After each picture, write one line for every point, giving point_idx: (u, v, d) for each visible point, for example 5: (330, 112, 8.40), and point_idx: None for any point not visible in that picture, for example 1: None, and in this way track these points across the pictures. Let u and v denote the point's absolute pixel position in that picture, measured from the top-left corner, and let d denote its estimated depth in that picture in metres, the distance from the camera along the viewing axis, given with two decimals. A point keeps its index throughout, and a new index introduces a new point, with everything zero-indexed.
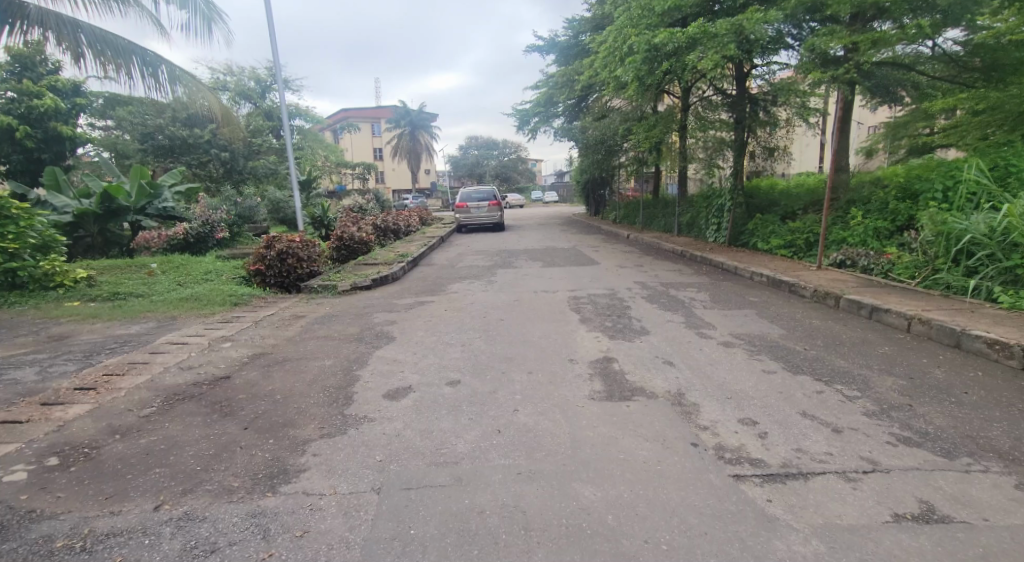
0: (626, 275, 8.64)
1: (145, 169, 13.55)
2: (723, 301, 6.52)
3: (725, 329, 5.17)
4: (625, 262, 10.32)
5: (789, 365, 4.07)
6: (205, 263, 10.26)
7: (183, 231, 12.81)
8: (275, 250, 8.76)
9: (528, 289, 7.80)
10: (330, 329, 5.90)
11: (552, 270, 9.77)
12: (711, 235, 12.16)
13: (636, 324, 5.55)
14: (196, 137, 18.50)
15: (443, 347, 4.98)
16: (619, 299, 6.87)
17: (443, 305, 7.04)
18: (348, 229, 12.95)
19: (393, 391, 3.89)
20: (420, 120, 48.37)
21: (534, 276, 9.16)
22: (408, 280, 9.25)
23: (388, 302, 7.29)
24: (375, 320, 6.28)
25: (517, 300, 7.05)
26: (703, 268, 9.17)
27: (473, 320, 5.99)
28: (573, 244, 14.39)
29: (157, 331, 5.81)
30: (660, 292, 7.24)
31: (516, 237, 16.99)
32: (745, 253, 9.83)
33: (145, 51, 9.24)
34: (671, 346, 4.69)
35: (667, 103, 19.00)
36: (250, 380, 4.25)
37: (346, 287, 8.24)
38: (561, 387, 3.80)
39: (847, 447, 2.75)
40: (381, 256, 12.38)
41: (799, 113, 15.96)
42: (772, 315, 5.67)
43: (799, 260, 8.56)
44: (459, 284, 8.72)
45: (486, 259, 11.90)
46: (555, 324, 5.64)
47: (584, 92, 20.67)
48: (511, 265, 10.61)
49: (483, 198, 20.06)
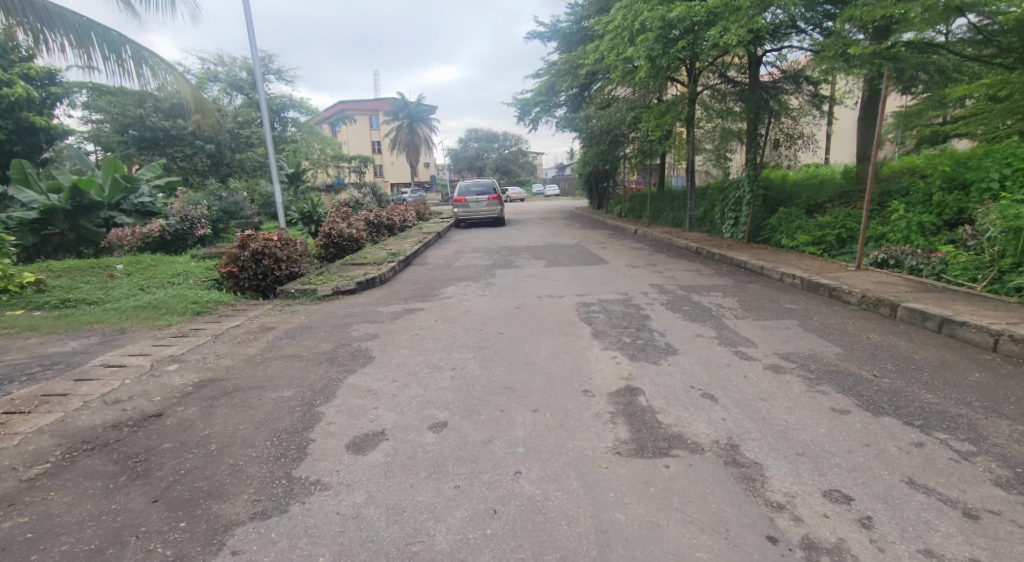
0: (639, 277, 7.77)
1: (120, 162, 12.84)
2: (755, 309, 5.66)
3: (768, 347, 4.31)
4: (635, 261, 9.47)
5: (864, 401, 3.21)
6: (178, 263, 9.45)
7: (159, 228, 11.96)
8: (249, 250, 7.92)
9: (531, 293, 6.95)
10: (300, 345, 5.06)
11: (556, 270, 8.92)
12: (727, 232, 11.27)
13: (659, 340, 4.69)
14: (180, 128, 17.87)
15: (428, 371, 4.13)
16: (635, 306, 6.01)
17: (434, 313, 6.19)
18: (337, 225, 12.12)
19: (362, 440, 3.04)
20: (418, 113, 47.47)
21: (537, 277, 8.31)
22: (398, 282, 8.41)
23: (372, 310, 6.44)
24: (354, 333, 5.43)
25: (518, 308, 6.19)
26: (723, 268, 8.30)
27: (467, 334, 5.15)
28: (578, 240, 13.52)
29: (97, 349, 4.98)
30: (680, 297, 6.38)
31: (517, 233, 16.14)
32: (768, 251, 8.96)
33: (105, 29, 8.03)
34: (707, 371, 3.83)
35: (674, 92, 18.13)
36: (185, 422, 3.40)
37: (328, 291, 7.40)
38: (577, 435, 2.94)
39: (1000, 551, 1.90)
40: (372, 254, 11.54)
41: (814, 101, 15.12)
42: (819, 328, 4.80)
43: (833, 259, 7.69)
44: (454, 287, 7.88)
45: (484, 257, 11.05)
46: (564, 340, 4.78)
47: (588, 80, 19.75)
48: (511, 265, 9.78)
49: (482, 192, 19.18)
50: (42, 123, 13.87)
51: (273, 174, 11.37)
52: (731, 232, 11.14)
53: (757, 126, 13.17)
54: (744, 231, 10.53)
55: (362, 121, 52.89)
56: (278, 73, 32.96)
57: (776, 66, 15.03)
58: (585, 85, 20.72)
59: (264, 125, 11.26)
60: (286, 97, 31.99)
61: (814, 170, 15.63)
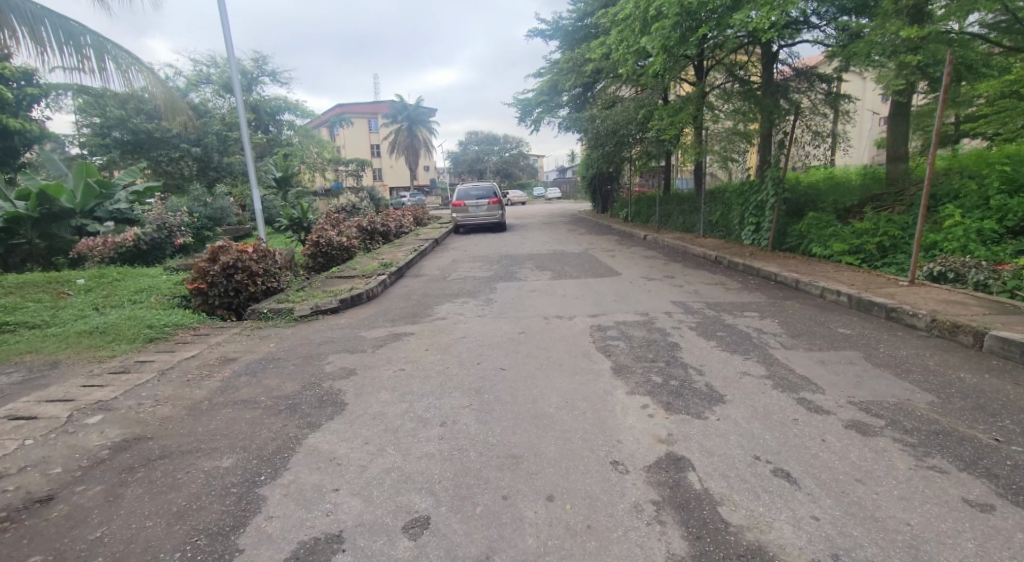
0: (658, 293, 6.90)
1: (93, 166, 12.07)
2: (805, 335, 4.78)
3: (838, 392, 3.44)
4: (650, 272, 8.59)
5: (1005, 487, 2.33)
6: (148, 276, 8.59)
7: (133, 237, 11.11)
8: (220, 264, 7.09)
9: (536, 314, 6.09)
10: (261, 386, 4.19)
11: (563, 283, 8.06)
12: (748, 239, 10.38)
13: (697, 380, 3.82)
14: (164, 130, 17.10)
15: (411, 428, 3.26)
16: (660, 332, 5.13)
17: (424, 340, 5.31)
18: (326, 233, 11.31)
19: (311, 554, 2.17)
20: (418, 115, 46.68)
21: (543, 291, 7.44)
22: (387, 298, 7.55)
23: (354, 336, 5.58)
24: (327, 367, 4.56)
25: (523, 334, 5.31)
26: (751, 281, 7.42)
27: (462, 370, 4.28)
28: (584, 248, 12.64)
29: (12, 391, 4.09)
30: (710, 319, 5.51)
31: (519, 239, 15.27)
32: (798, 261, 8.07)
33: (62, 17, 7.08)
34: (772, 430, 2.96)
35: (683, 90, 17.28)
36: (79, 512, 2.53)
37: (306, 311, 6.55)
38: (612, 550, 2.08)
39: None
40: (363, 263, 10.69)
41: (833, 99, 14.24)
42: (891, 363, 3.93)
43: (878, 272, 6.80)
44: (450, 304, 7.01)
45: (484, 268, 10.17)
46: (579, 380, 3.90)
47: (591, 78, 18.94)
48: (513, 276, 8.93)
49: (482, 195, 18.32)
50: (14, 124, 13.06)
51: (252, 179, 10.38)
52: (752, 239, 10.26)
53: (775, 123, 12.27)
54: (767, 238, 9.63)
55: (361, 124, 52.14)
56: (273, 75, 32.20)
57: (790, 64, 14.24)
58: (588, 84, 19.89)
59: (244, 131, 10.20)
60: (281, 99, 31.18)
61: (834, 171, 14.74)
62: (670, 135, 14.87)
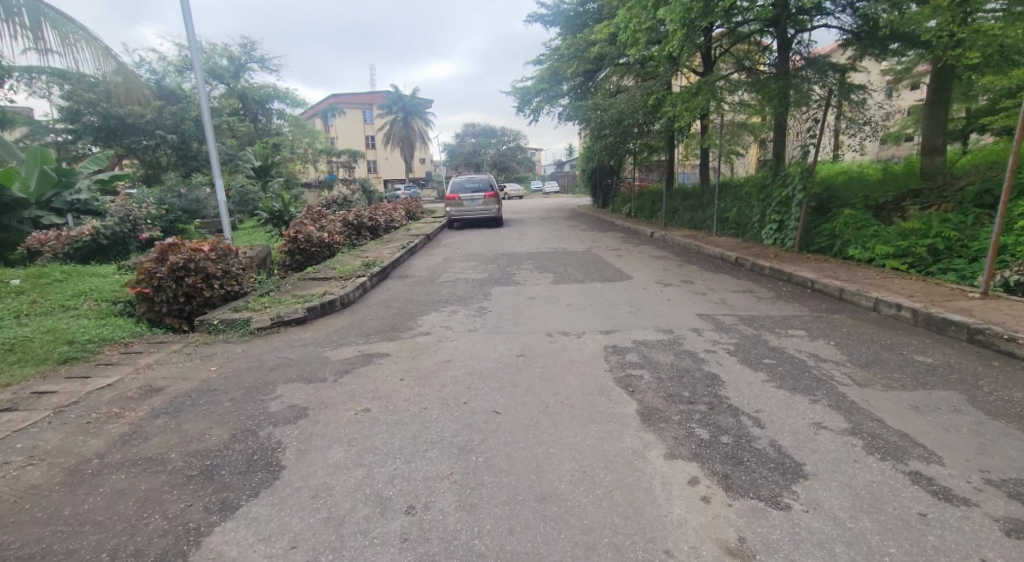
0: (678, 303, 5.93)
1: (49, 152, 11.00)
2: (877, 366, 3.82)
3: (960, 462, 2.49)
4: (665, 276, 7.62)
5: None
6: (96, 276, 7.55)
7: (91, 231, 10.09)
8: (167, 266, 6.09)
9: (538, 330, 5.12)
10: (178, 433, 3.19)
11: (566, 288, 7.10)
12: (769, 239, 9.43)
13: (757, 434, 2.85)
14: (137, 115, 16.00)
15: (365, 517, 2.28)
16: (692, 357, 4.16)
17: (401, 364, 4.33)
18: (306, 228, 10.38)
19: None
20: (413, 106, 45.51)
21: (544, 298, 6.46)
22: (365, 305, 6.56)
23: (316, 357, 4.61)
24: (272, 405, 3.57)
25: (522, 357, 4.34)
26: (783, 289, 6.46)
27: (443, 413, 3.30)
28: (587, 246, 11.67)
29: None
30: (748, 338, 4.55)
31: (517, 235, 14.29)
32: (833, 266, 7.13)
33: None
34: (894, 538, 2.00)
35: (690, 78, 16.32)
36: None
37: (265, 322, 5.56)
38: None
39: None
40: (344, 262, 9.70)
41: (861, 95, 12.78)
42: (1013, 414, 2.98)
43: (936, 281, 5.85)
44: (437, 314, 6.03)
45: (478, 268, 9.18)
46: (599, 435, 2.93)
47: (595, 66, 17.94)
48: (511, 279, 7.96)
49: (478, 188, 17.30)
50: None
51: (216, 171, 8.56)
52: (773, 239, 9.29)
53: (794, 112, 11.23)
54: (792, 239, 8.67)
55: (355, 114, 50.92)
56: (261, 61, 30.97)
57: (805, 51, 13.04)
58: (590, 72, 18.90)
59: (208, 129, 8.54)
60: (271, 86, 29.97)
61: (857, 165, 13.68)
62: (682, 124, 13.85)
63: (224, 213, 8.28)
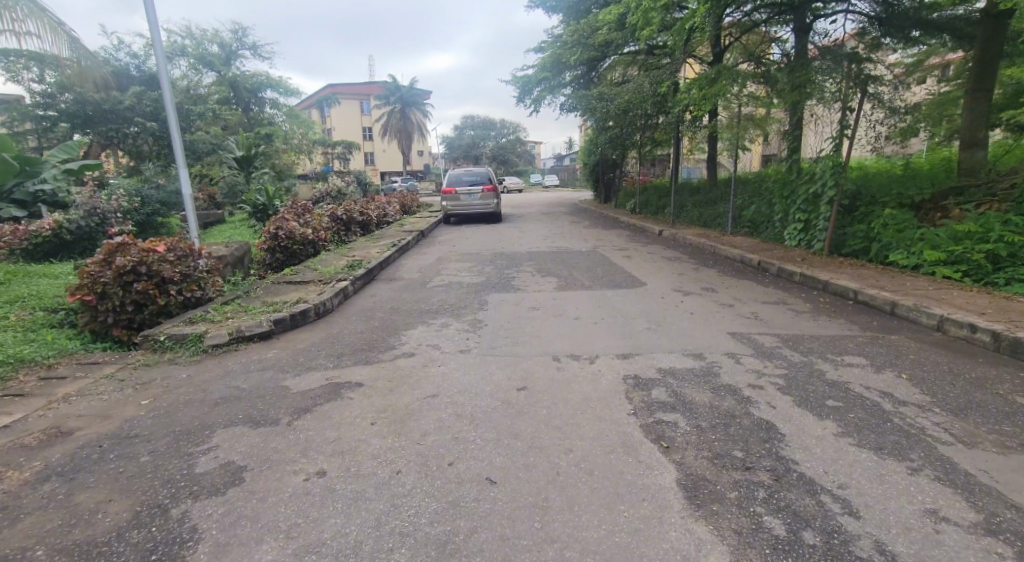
0: (704, 318, 5.13)
1: (11, 139, 10.21)
2: (974, 413, 3.02)
3: None
4: (682, 282, 6.82)
5: None
6: (44, 277, 6.73)
7: (50, 226, 9.33)
8: (111, 271, 5.25)
9: (543, 353, 4.32)
10: (66, 508, 2.39)
11: (572, 297, 6.29)
12: (792, 240, 8.63)
13: (854, 532, 2.06)
14: (114, 101, 15.11)
15: None
16: (735, 395, 3.35)
17: (377, 399, 3.52)
18: (288, 224, 9.58)
19: None
20: (411, 97, 44.45)
21: (548, 309, 5.65)
22: (343, 316, 5.74)
23: (274, 387, 3.80)
24: (202, 462, 2.77)
25: (524, 393, 3.53)
26: (822, 300, 5.65)
27: (422, 483, 2.50)
28: (592, 245, 10.86)
29: None
30: (798, 367, 3.75)
31: (516, 232, 13.47)
32: (875, 273, 6.32)
33: None
34: None
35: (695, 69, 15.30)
36: None
37: (223, 339, 4.75)
38: None
39: None
40: (327, 262, 8.88)
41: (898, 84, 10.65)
42: None
43: (1004, 295, 5.04)
44: (425, 327, 5.22)
45: (474, 270, 8.37)
46: (634, 529, 2.14)
47: (600, 53, 17.05)
48: (510, 284, 7.14)
49: (476, 181, 16.44)
50: None
51: (178, 159, 7.36)
52: (798, 240, 8.49)
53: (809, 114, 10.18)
54: (821, 240, 7.86)
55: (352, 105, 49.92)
56: (253, 47, 29.95)
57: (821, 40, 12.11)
58: (595, 61, 17.96)
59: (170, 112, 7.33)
60: (263, 73, 28.94)
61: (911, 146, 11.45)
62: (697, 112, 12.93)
63: (188, 196, 7.34)
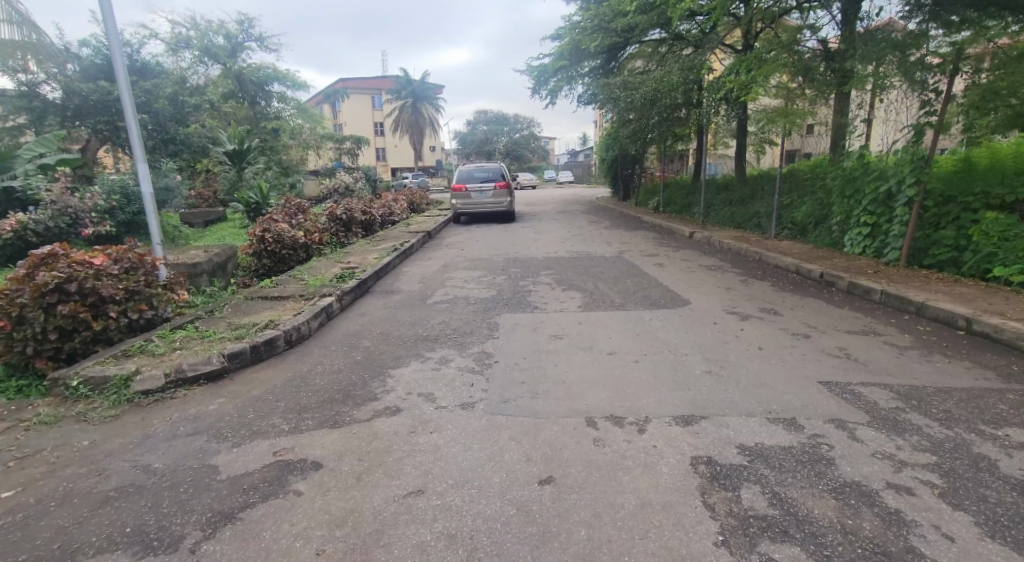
0: (777, 355, 3.96)
1: None
2: None
3: None
4: (734, 302, 5.68)
5: None
6: None
7: (13, 226, 8.48)
8: (30, 291, 4.21)
9: (572, 413, 3.19)
10: None
11: (602, 321, 5.15)
12: (856, 247, 7.50)
13: None
14: (102, 92, 14.19)
15: None
16: (873, 506, 2.20)
17: (336, 496, 2.44)
18: (277, 227, 8.59)
19: None
20: (422, 91, 43.40)
21: (574, 341, 4.54)
22: (322, 345, 4.69)
23: (196, 467, 2.71)
24: None
25: (549, 491, 2.41)
26: (923, 331, 4.46)
27: None
28: (618, 250, 9.73)
29: None
30: (948, 448, 2.58)
31: (532, 234, 12.36)
32: (979, 293, 5.10)
33: None
34: None
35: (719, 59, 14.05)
36: None
37: (157, 381, 3.69)
38: None
39: None
40: (318, 270, 7.83)
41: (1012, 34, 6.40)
42: None
43: None
44: (419, 365, 4.14)
45: (484, 281, 7.28)
46: None
47: (622, 38, 15.78)
48: (525, 302, 6.02)
49: (487, 178, 15.33)
50: None
51: (137, 146, 6.16)
52: (864, 247, 7.33)
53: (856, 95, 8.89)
54: (896, 249, 6.69)
55: (363, 100, 49.04)
56: (259, 40, 29.05)
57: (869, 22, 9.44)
58: (617, 47, 16.65)
59: (125, 88, 6.14)
60: (269, 66, 27.91)
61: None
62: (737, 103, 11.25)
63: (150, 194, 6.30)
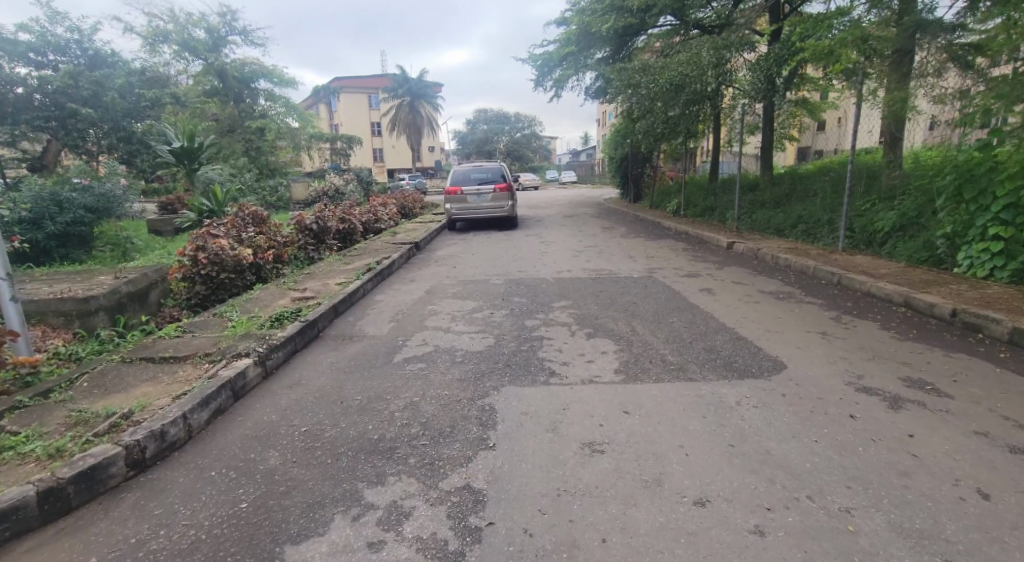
0: None
1: None
2: None
3: None
4: (853, 366, 3.74)
5: None
6: None
7: None
8: None
9: None
10: None
11: (663, 409, 3.20)
12: (983, 267, 5.55)
13: None
14: (43, 83, 12.35)
15: None
16: None
17: None
18: (216, 242, 6.69)
19: None
20: (420, 89, 41.49)
21: (625, 466, 2.59)
22: (200, 465, 2.78)
23: None
24: None
25: None
26: None
27: None
28: (647, 266, 7.81)
29: None
30: None
31: (538, 245, 10.44)
32: None
33: None
34: None
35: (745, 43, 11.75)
36: None
37: None
38: None
39: None
40: (260, 302, 5.92)
41: None
42: None
43: None
44: (350, 534, 2.22)
45: (477, 319, 5.36)
46: None
47: (637, 21, 13.83)
48: (536, 361, 4.11)
49: (486, 179, 13.41)
50: None
51: None
52: (1000, 269, 5.36)
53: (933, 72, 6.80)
54: None
55: (359, 99, 47.22)
56: (243, 33, 27.13)
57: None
58: (630, 32, 14.69)
59: None
60: (254, 61, 25.90)
61: None
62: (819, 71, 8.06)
63: None
